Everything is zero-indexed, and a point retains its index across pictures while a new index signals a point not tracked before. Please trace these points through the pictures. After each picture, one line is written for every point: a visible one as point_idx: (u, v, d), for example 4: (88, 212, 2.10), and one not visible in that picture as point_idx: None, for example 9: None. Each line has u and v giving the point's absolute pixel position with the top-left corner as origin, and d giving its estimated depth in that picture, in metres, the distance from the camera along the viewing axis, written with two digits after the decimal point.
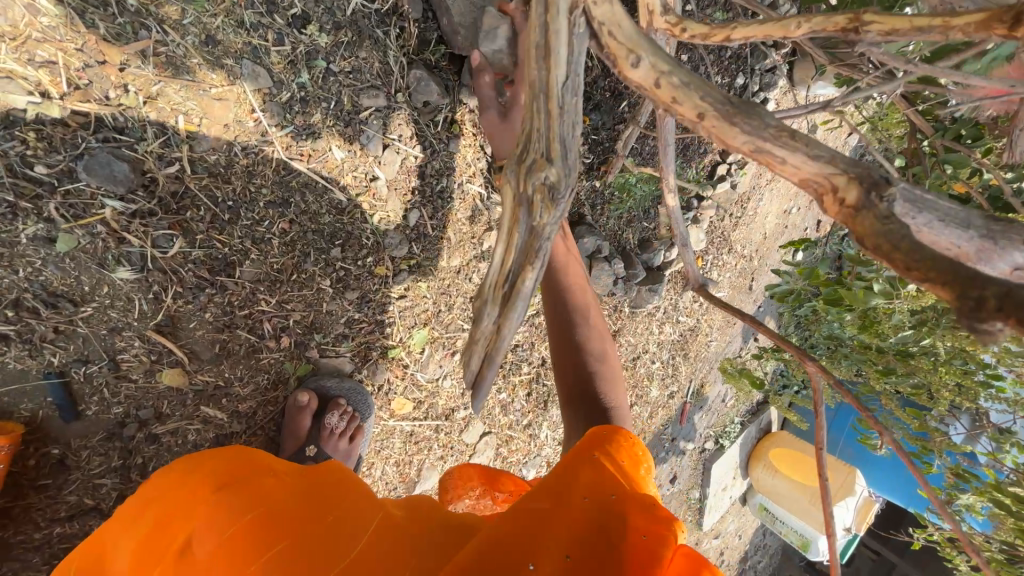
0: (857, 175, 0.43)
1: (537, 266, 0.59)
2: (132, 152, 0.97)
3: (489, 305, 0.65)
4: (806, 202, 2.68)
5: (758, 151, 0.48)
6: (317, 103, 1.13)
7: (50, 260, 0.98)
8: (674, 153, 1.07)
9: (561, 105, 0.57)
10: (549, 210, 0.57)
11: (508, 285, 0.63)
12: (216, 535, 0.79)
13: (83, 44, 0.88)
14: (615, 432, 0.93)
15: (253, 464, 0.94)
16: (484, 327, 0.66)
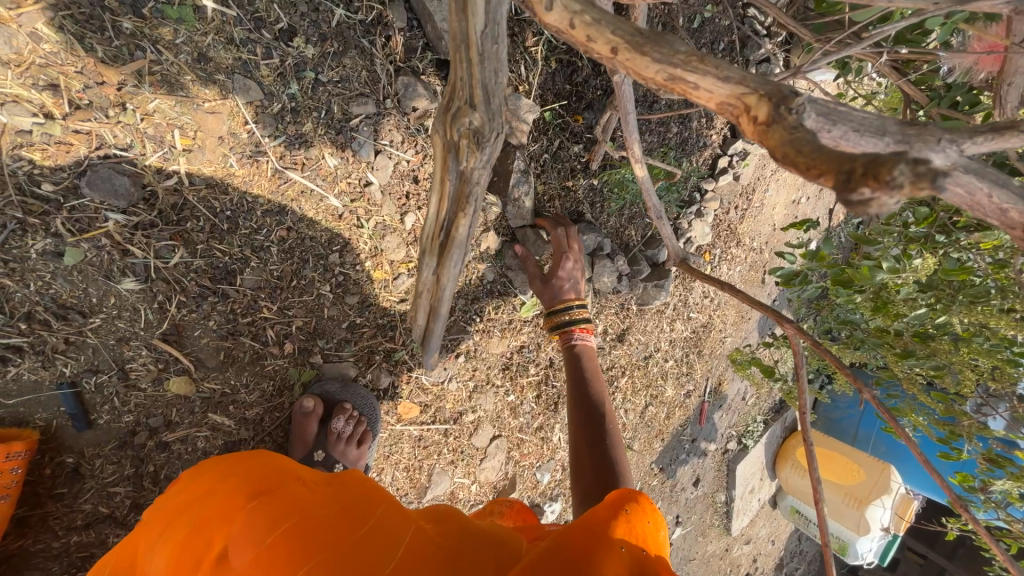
0: (769, 94, 0.50)
1: (465, 213, 0.96)
2: (132, 166, 1.02)
3: (429, 257, 1.08)
4: (814, 191, 2.64)
5: (672, 78, 0.57)
6: (308, 113, 1.16)
7: (58, 273, 1.03)
8: (635, 122, 1.11)
9: (480, 52, 0.78)
10: (473, 153, 0.86)
11: (443, 232, 1.02)
12: (250, 545, 0.83)
13: (83, 66, 0.94)
14: (638, 495, 0.97)
15: (283, 478, 0.99)
16: (428, 276, 1.10)
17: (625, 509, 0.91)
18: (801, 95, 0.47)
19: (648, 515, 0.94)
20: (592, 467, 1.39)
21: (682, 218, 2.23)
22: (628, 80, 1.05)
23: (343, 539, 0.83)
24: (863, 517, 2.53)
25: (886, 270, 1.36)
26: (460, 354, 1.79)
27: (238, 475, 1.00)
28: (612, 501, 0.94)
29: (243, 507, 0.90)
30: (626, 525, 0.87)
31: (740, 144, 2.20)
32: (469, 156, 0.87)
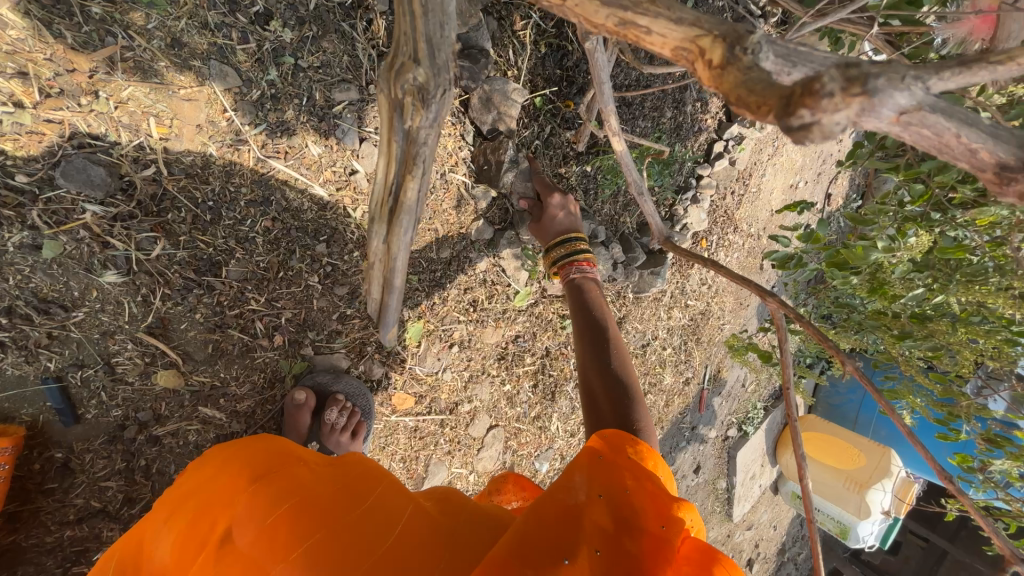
0: (722, 34, 0.46)
1: (416, 175, 0.81)
2: (109, 157, 1.00)
3: (375, 225, 0.94)
4: (813, 176, 2.61)
5: (624, 23, 0.54)
6: (289, 100, 1.14)
7: (38, 267, 1.02)
8: (611, 92, 1.07)
9: (423, 4, 0.66)
10: (419, 111, 0.71)
11: (391, 198, 0.86)
12: (254, 524, 0.81)
13: (52, 53, 0.92)
14: (621, 435, 0.92)
15: (283, 457, 0.96)
16: (376, 246, 0.97)
17: (600, 453, 0.86)
18: (757, 31, 0.43)
19: (632, 450, 0.89)
20: (603, 408, 1.15)
21: (678, 204, 2.20)
22: (603, 48, 1.01)
23: (346, 519, 0.81)
24: (864, 501, 2.53)
25: (879, 249, 1.35)
26: (454, 344, 1.77)
27: (239, 455, 0.97)
28: (591, 447, 0.90)
29: (244, 489, 0.87)
30: (606, 467, 0.84)
31: (736, 129, 2.17)
32: (415, 116, 0.73)
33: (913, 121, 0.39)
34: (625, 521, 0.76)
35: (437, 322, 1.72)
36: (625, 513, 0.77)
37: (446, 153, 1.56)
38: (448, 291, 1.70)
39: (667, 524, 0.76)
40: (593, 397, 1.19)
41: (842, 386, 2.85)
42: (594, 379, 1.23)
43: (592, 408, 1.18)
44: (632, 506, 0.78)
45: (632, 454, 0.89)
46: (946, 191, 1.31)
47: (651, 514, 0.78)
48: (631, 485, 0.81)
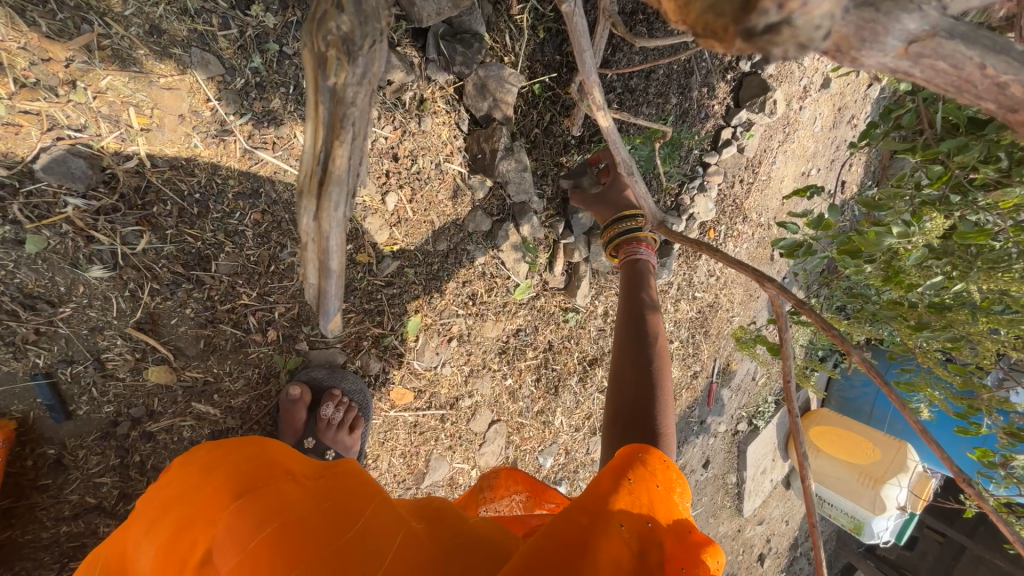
0: None
1: (346, 141, 0.57)
2: (89, 149, 0.98)
3: (305, 199, 0.61)
4: (827, 162, 2.51)
5: None
6: (274, 88, 1.10)
7: (22, 262, 1.01)
8: (594, 62, 1.01)
9: None
10: (346, 68, 0.53)
11: (320, 167, 0.58)
12: (237, 547, 0.78)
13: (26, 42, 0.90)
14: (648, 453, 0.88)
15: (269, 469, 0.93)
16: (306, 225, 0.63)
17: (627, 478, 0.83)
18: None
19: (660, 477, 0.86)
20: (631, 399, 1.13)
21: (684, 194, 2.13)
22: (581, 12, 0.96)
23: (332, 543, 0.78)
24: (880, 497, 2.46)
25: (893, 234, 1.28)
26: (452, 338, 1.74)
27: (223, 464, 0.93)
28: (616, 468, 0.86)
29: (229, 505, 0.84)
30: (631, 494, 0.81)
31: (745, 114, 2.09)
32: (339, 74, 0.53)
33: (925, 51, 0.39)
34: (641, 557, 0.73)
35: (436, 317, 1.68)
36: (645, 548, 0.75)
37: (441, 142, 1.52)
38: (446, 284, 1.66)
39: (688, 566, 0.74)
40: (623, 385, 1.18)
41: (857, 380, 2.77)
42: (626, 372, 1.20)
43: (616, 398, 1.17)
44: (654, 540, 0.76)
45: (656, 481, 0.85)
46: (966, 172, 1.23)
47: (670, 554, 0.75)
48: (654, 521, 0.79)
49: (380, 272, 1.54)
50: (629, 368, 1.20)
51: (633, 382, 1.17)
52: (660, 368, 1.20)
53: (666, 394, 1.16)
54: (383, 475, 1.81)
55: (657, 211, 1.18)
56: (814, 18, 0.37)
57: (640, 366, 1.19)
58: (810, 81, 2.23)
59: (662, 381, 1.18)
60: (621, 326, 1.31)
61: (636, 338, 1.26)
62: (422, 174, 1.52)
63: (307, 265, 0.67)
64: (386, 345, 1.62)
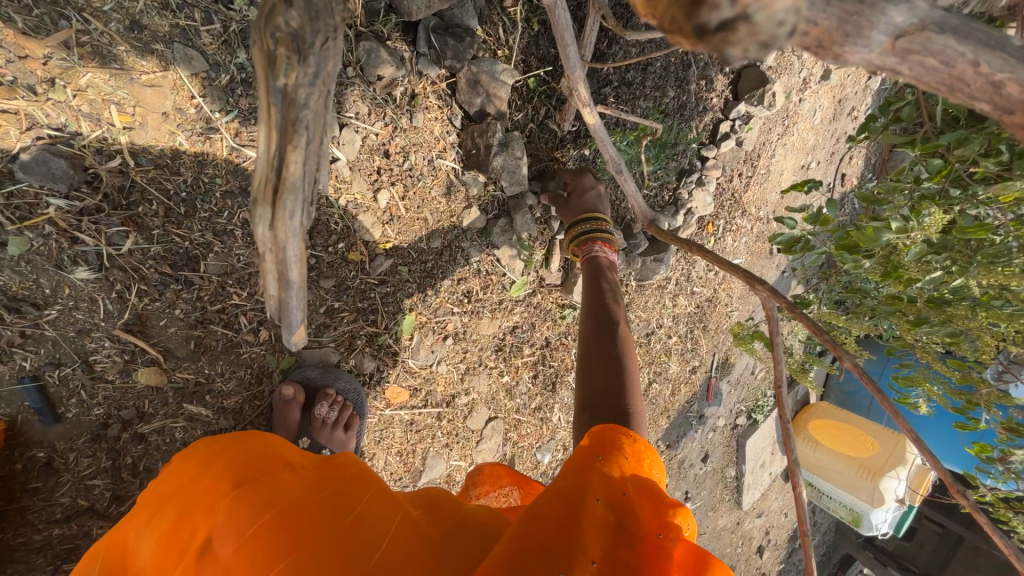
0: None
1: (299, 145, 0.55)
2: (71, 147, 0.96)
3: (259, 206, 0.58)
4: (827, 155, 2.48)
5: None
6: (260, 84, 1.07)
7: (5, 264, 0.99)
8: (576, 54, 0.99)
9: None
10: (296, 65, 0.51)
11: (274, 172, 0.56)
12: (235, 534, 0.77)
13: (2, 39, 0.88)
14: (616, 431, 0.89)
15: (266, 460, 0.92)
16: (262, 234, 0.60)
17: (598, 456, 0.83)
18: None
19: (630, 450, 0.86)
20: (598, 384, 1.15)
21: (682, 188, 2.11)
22: (564, 6, 0.95)
23: (329, 533, 0.78)
24: (878, 489, 2.46)
25: (892, 229, 1.26)
26: (448, 336, 1.73)
27: (221, 454, 0.93)
28: (588, 448, 0.86)
29: (228, 494, 0.83)
30: (604, 469, 0.81)
31: (744, 107, 2.06)
32: (289, 73, 0.51)
33: (914, 46, 0.37)
34: (619, 526, 0.73)
35: (431, 314, 1.67)
36: (624, 518, 0.74)
37: (434, 138, 1.50)
38: (441, 282, 1.65)
39: (664, 531, 0.73)
40: (590, 374, 1.20)
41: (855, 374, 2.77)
42: (595, 361, 1.22)
43: (585, 384, 1.18)
44: (631, 509, 0.75)
45: (627, 454, 0.85)
46: (966, 165, 1.21)
47: (647, 522, 0.75)
48: (628, 490, 0.78)
49: (373, 271, 1.53)
50: (596, 356, 1.23)
51: (600, 368, 1.19)
52: (625, 356, 1.23)
53: (633, 379, 1.18)
54: (380, 473, 1.80)
55: (645, 209, 1.16)
56: (775, 14, 0.35)
57: (605, 355, 1.23)
58: (810, 73, 2.20)
59: (628, 367, 1.21)
60: (587, 319, 1.35)
61: (601, 329, 1.30)
62: (415, 170, 1.50)
63: (264, 282, 0.65)
64: (380, 343, 1.60)
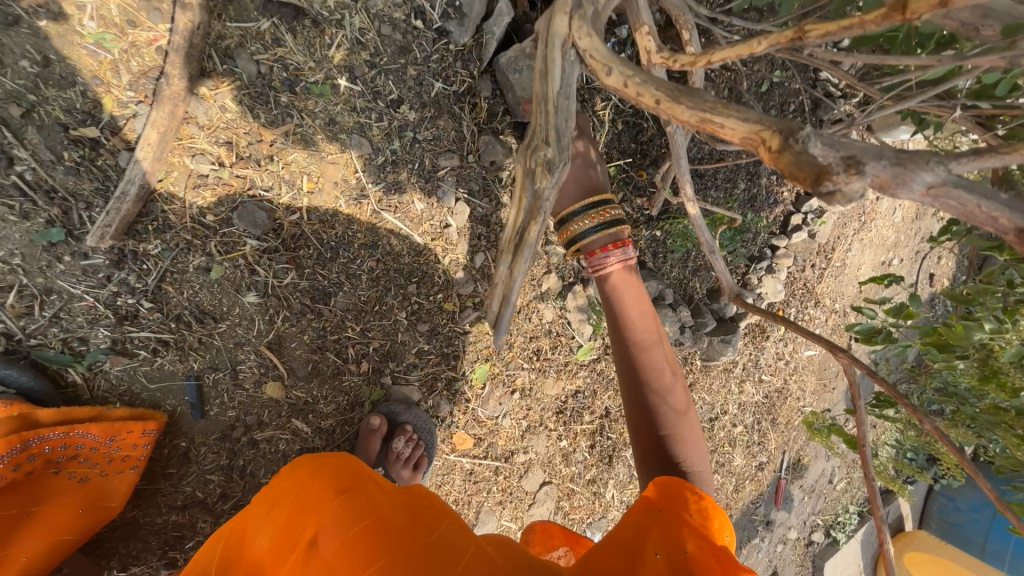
0: (780, 129, 0.53)
1: (539, 220, 0.90)
2: (270, 202, 1.27)
3: (504, 257, 1.03)
4: (910, 253, 2.45)
5: (703, 121, 0.63)
6: (404, 164, 1.40)
7: (205, 285, 1.25)
8: (686, 165, 1.23)
9: (555, 107, 0.86)
10: (546, 175, 0.87)
11: (518, 236, 0.96)
12: (339, 533, 0.88)
13: (249, 129, 1.21)
14: (679, 484, 0.94)
15: (366, 474, 1.03)
16: (501, 272, 1.04)
17: (658, 509, 0.89)
18: (806, 125, 0.50)
19: (693, 507, 0.90)
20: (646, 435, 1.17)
21: (752, 274, 2.18)
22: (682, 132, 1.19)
23: (414, 547, 0.84)
24: None
25: (985, 330, 1.24)
26: (515, 391, 1.83)
27: (326, 464, 1.06)
28: (649, 499, 0.92)
29: (332, 499, 0.94)
30: (661, 523, 0.86)
31: (817, 202, 2.15)
32: (542, 179, 0.88)
33: (940, 195, 0.52)
34: None
35: (503, 368, 1.79)
36: None
37: None
38: (516, 339, 1.79)
39: None
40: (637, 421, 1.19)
41: (964, 502, 2.41)
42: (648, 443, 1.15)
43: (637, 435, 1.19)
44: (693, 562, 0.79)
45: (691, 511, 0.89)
46: None
47: None
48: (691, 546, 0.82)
49: (460, 321, 1.65)
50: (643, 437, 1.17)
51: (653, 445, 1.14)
52: (666, 381, 1.21)
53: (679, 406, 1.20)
54: None
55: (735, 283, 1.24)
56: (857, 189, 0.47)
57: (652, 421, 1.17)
58: (885, 174, 2.27)
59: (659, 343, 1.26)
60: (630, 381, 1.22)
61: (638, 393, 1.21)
62: (507, 238, 1.69)
63: (494, 298, 1.07)
64: (456, 389, 1.74)
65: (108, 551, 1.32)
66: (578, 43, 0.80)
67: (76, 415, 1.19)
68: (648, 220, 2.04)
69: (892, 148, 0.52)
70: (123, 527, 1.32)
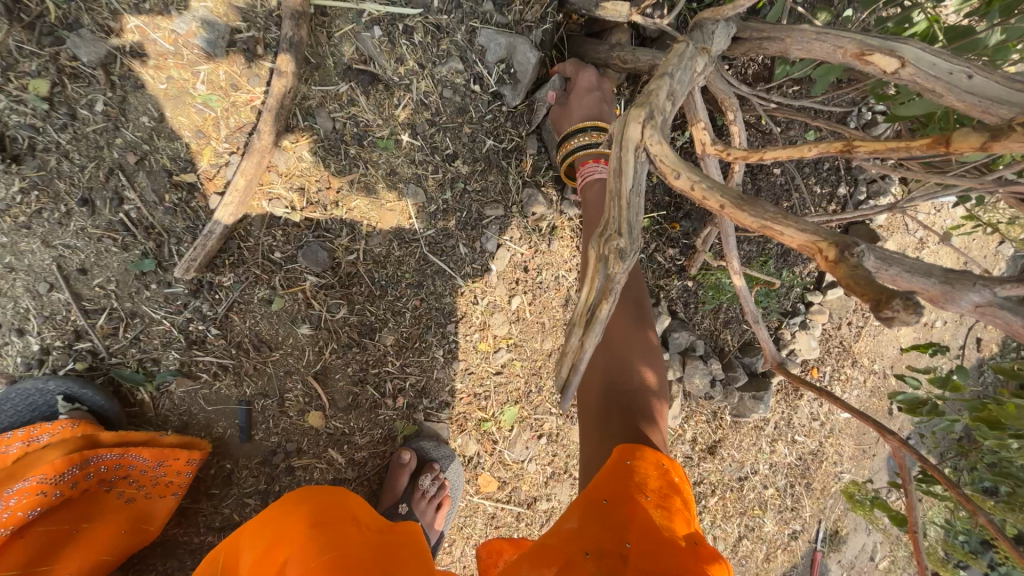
0: (837, 241, 0.58)
1: (611, 302, 0.74)
2: (332, 243, 1.37)
3: (574, 327, 0.77)
4: (954, 317, 2.37)
5: (764, 227, 0.67)
6: (454, 213, 1.50)
7: (265, 315, 1.34)
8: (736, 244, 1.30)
9: (629, 201, 0.77)
10: (619, 263, 0.73)
11: (589, 315, 0.76)
12: (305, 562, 0.84)
13: (320, 177, 1.33)
14: (637, 457, 0.85)
15: (341, 507, 0.99)
16: (572, 343, 0.78)
17: (604, 499, 0.80)
18: (860, 243, 0.56)
19: (652, 483, 0.82)
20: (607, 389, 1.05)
21: (785, 328, 2.17)
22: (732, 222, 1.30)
23: None
24: None
25: None
26: (542, 435, 1.83)
27: (313, 498, 0.99)
28: (602, 480, 0.83)
29: (304, 531, 0.90)
30: (612, 514, 0.79)
31: None
32: (614, 266, 0.73)
33: (986, 311, 0.61)
34: None
35: (531, 411, 1.81)
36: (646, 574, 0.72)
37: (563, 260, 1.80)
38: (546, 383, 1.81)
39: None
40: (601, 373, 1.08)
41: None
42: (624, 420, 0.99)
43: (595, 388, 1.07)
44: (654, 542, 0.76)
45: (649, 489, 0.82)
46: None
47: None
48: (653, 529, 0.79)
49: (493, 360, 1.70)
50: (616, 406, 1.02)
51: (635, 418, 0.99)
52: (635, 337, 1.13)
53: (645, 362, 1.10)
54: (453, 563, 1.82)
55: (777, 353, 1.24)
56: None
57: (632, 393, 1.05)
58: (925, 234, 2.25)
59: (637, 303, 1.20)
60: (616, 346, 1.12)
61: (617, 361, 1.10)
62: (543, 284, 1.73)
63: (562, 363, 0.80)
64: (485, 429, 1.75)
65: (145, 567, 1.37)
66: (649, 149, 0.79)
67: (131, 439, 1.25)
68: (680, 270, 2.08)
69: (942, 267, 0.62)
70: (162, 544, 1.37)
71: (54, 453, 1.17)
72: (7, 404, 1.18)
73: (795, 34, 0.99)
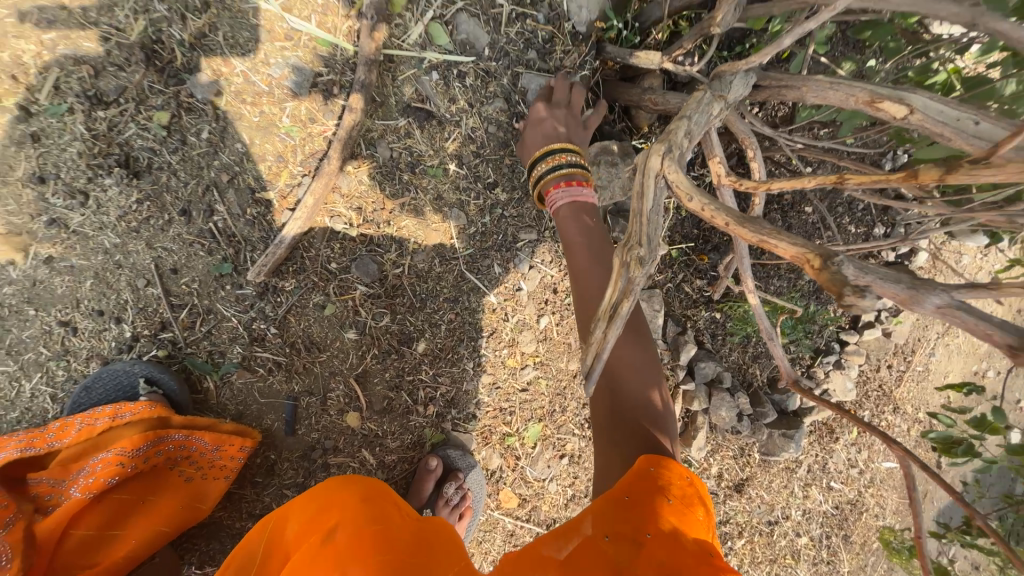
0: (820, 253, 0.65)
1: (629, 301, 0.81)
2: (381, 257, 1.52)
3: (600, 322, 0.87)
4: (1007, 367, 2.27)
5: (763, 241, 0.74)
6: (491, 234, 1.65)
7: (317, 319, 1.48)
8: (750, 265, 1.35)
9: (648, 218, 0.86)
10: (637, 267, 0.80)
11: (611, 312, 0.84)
12: (355, 526, 0.94)
13: (376, 197, 1.49)
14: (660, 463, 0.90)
15: (384, 489, 1.09)
16: (596, 337, 0.88)
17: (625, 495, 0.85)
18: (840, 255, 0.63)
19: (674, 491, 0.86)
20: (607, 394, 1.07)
21: (818, 366, 2.14)
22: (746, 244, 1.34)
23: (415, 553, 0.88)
24: None
25: None
26: (564, 455, 1.87)
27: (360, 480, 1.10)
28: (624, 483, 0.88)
29: (354, 501, 1.01)
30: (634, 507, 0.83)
31: None
32: (634, 271, 0.80)
33: None
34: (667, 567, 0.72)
35: (555, 430, 1.85)
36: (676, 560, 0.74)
37: None
38: (570, 403, 1.86)
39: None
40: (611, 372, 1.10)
41: None
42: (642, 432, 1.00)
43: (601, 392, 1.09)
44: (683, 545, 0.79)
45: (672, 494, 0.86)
46: None
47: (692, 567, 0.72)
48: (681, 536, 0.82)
49: (520, 378, 1.78)
50: (629, 418, 1.02)
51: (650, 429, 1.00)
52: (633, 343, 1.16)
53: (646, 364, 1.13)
54: None
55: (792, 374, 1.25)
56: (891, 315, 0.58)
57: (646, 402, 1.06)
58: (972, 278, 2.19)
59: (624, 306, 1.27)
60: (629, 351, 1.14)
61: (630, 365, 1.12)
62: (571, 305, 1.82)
63: (588, 353, 0.90)
64: (509, 444, 1.81)
65: (192, 546, 1.49)
66: (667, 176, 0.89)
67: (195, 423, 1.37)
68: (706, 301, 2.13)
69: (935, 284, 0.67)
70: (206, 526, 1.49)
71: (132, 430, 1.31)
72: (98, 384, 1.31)
73: (811, 83, 1.08)
